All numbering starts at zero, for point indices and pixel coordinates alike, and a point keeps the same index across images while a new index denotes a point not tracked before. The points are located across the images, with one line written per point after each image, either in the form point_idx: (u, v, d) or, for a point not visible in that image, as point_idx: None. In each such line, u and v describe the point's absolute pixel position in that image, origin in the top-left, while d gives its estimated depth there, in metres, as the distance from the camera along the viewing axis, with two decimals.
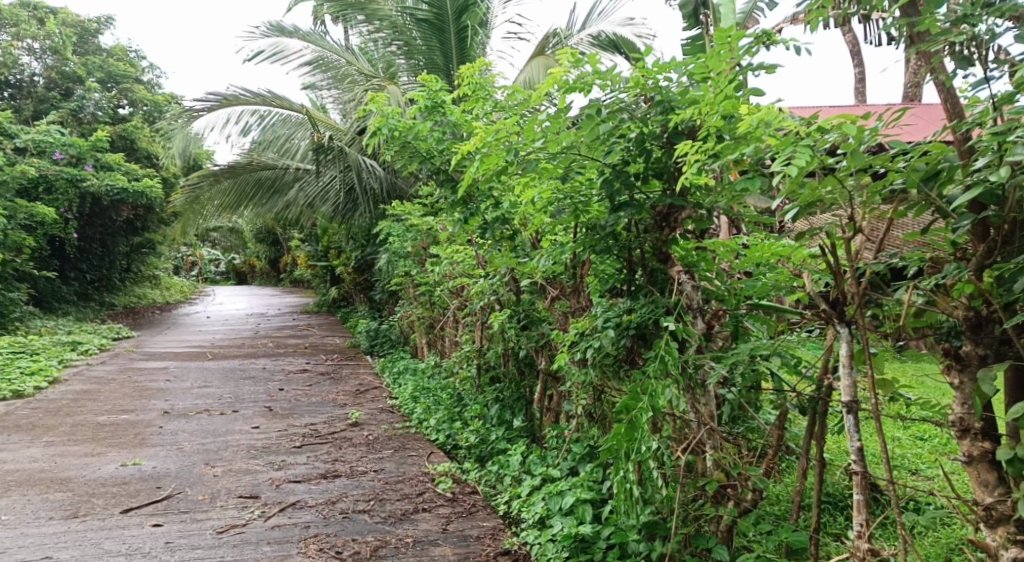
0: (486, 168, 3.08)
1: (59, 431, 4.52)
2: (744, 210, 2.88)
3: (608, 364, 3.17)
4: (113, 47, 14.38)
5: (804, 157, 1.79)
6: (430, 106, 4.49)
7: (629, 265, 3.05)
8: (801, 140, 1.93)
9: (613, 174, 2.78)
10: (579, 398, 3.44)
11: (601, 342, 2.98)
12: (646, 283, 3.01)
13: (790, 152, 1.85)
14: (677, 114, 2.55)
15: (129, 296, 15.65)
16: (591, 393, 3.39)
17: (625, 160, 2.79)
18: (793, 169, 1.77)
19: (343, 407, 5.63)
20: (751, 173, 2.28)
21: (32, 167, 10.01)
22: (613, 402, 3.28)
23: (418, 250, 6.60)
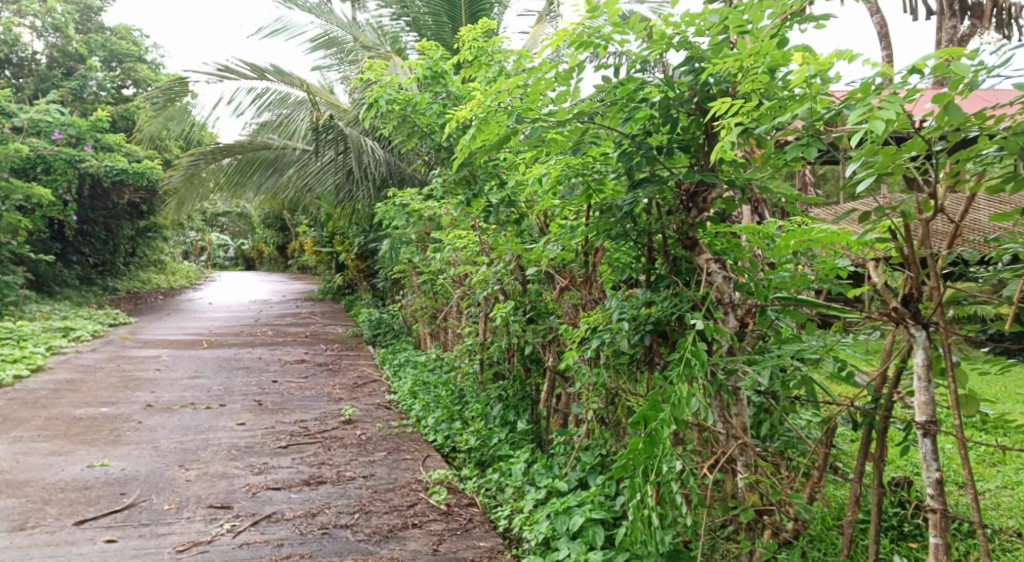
0: (485, 137, 2.67)
1: (30, 424, 4.20)
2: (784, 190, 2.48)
3: (622, 363, 2.82)
4: (117, 26, 14.10)
5: (891, 110, 1.39)
6: (430, 77, 4.14)
7: (648, 254, 2.70)
8: (878, 91, 1.53)
9: (634, 147, 2.42)
10: (590, 402, 3.09)
11: (616, 340, 2.63)
12: (668, 273, 2.64)
13: (869, 103, 1.46)
14: (714, 68, 2.15)
15: (133, 280, 15.43)
16: (602, 397, 3.04)
17: (647, 130, 2.45)
18: (876, 124, 1.37)
19: (338, 401, 5.32)
20: (804, 139, 1.87)
21: (27, 146, 9.71)
22: (628, 407, 2.95)
23: (421, 237, 6.27)
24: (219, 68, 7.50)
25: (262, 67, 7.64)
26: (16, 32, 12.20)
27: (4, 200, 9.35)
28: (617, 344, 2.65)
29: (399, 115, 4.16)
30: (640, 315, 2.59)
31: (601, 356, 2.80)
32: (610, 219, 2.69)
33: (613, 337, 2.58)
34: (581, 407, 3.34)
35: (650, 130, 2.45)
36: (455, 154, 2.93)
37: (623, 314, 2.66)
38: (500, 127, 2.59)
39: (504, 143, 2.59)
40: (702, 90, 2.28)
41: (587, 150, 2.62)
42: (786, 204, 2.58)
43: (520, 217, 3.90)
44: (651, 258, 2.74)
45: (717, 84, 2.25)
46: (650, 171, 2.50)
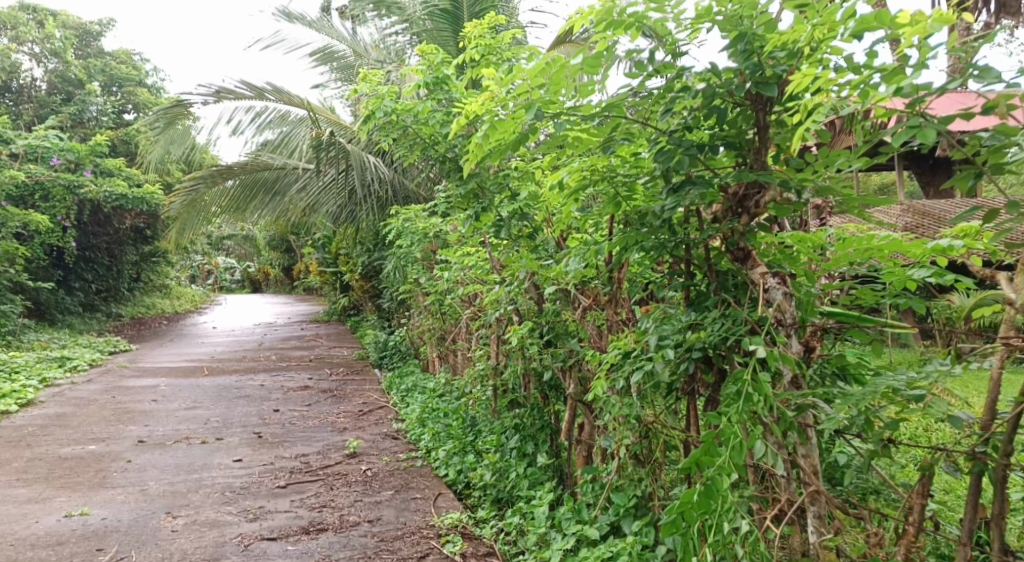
0: (499, 135, 2.34)
1: (10, 466, 3.85)
2: (839, 190, 2.30)
3: (657, 387, 2.59)
4: (116, 50, 14.22)
5: None
6: (432, 82, 3.84)
7: (687, 268, 2.52)
8: None
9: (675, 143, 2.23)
10: (620, 438, 2.91)
11: (655, 368, 2.41)
12: (715, 290, 2.44)
13: None
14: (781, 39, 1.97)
15: (137, 306, 15.20)
16: (634, 427, 2.80)
17: (687, 126, 2.28)
18: None
19: (342, 431, 4.98)
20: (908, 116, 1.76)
21: (22, 172, 9.52)
22: (664, 442, 2.80)
23: (427, 255, 5.95)
24: (217, 89, 7.28)
25: (260, 87, 7.46)
26: (14, 58, 12.16)
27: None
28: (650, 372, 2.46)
29: (399, 126, 3.89)
30: (686, 341, 2.37)
31: (634, 382, 2.60)
32: (640, 231, 2.50)
33: (652, 365, 2.37)
34: (610, 437, 3.10)
35: (691, 123, 2.27)
36: (465, 162, 2.62)
37: (663, 337, 2.44)
38: (516, 124, 2.30)
39: (522, 144, 2.30)
40: (753, 74, 2.03)
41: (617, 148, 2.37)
42: (846, 205, 2.35)
43: (534, 230, 3.63)
44: (689, 272, 2.53)
45: (773, 65, 2.00)
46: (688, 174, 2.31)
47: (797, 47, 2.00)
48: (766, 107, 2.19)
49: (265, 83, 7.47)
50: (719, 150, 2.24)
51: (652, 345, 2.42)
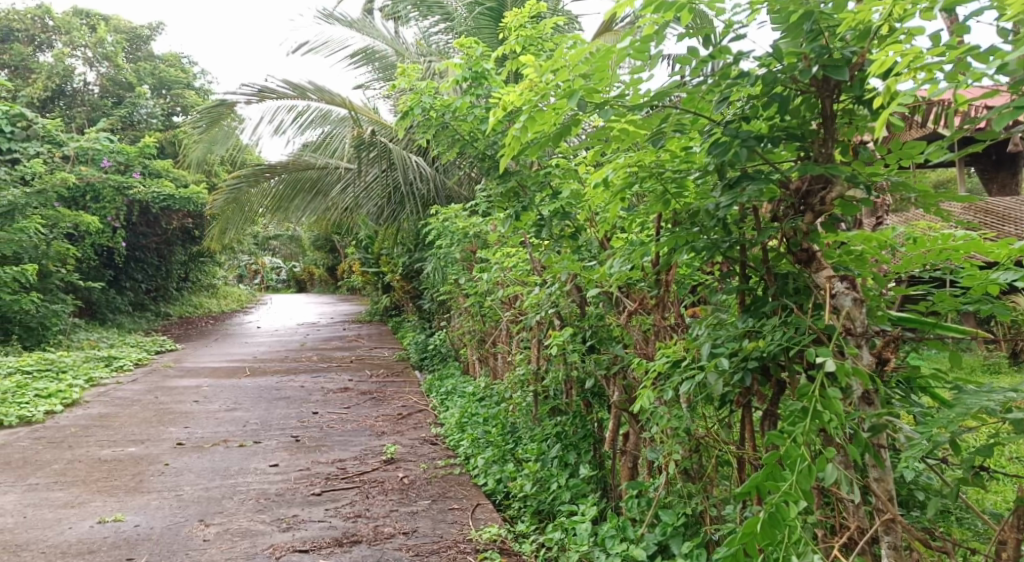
0: (539, 128, 2.18)
1: (50, 468, 3.87)
2: (914, 185, 2.08)
3: (709, 400, 2.38)
4: (165, 54, 14.71)
5: None
6: (470, 78, 3.65)
7: (742, 270, 2.31)
8: None
9: (727, 132, 2.02)
10: (668, 452, 2.72)
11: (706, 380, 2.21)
12: (773, 295, 2.23)
13: None
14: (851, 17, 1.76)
15: (186, 305, 15.56)
16: (683, 442, 2.60)
17: (745, 116, 2.08)
18: None
19: (380, 436, 4.89)
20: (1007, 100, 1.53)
21: (73, 175, 9.81)
22: (716, 457, 2.60)
23: (466, 255, 5.82)
24: (259, 89, 7.29)
25: (302, 87, 7.39)
26: (68, 62, 12.61)
27: (52, 228, 9.52)
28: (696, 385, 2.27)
29: (437, 123, 3.78)
30: (742, 351, 2.17)
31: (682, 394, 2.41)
32: (689, 231, 2.30)
33: (702, 377, 2.17)
34: (656, 451, 2.91)
35: (750, 113, 2.05)
36: (502, 157, 2.46)
37: (717, 346, 2.23)
38: (556, 115, 2.14)
39: (562, 136, 2.14)
40: (819, 56, 1.86)
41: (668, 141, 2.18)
42: (921, 202, 2.14)
43: (575, 230, 3.46)
44: (745, 276, 2.32)
45: (843, 46, 1.84)
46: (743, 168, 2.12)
47: (869, 27, 1.85)
48: (834, 94, 1.99)
49: (307, 82, 7.42)
50: (781, 141, 2.04)
51: (702, 354, 2.23)
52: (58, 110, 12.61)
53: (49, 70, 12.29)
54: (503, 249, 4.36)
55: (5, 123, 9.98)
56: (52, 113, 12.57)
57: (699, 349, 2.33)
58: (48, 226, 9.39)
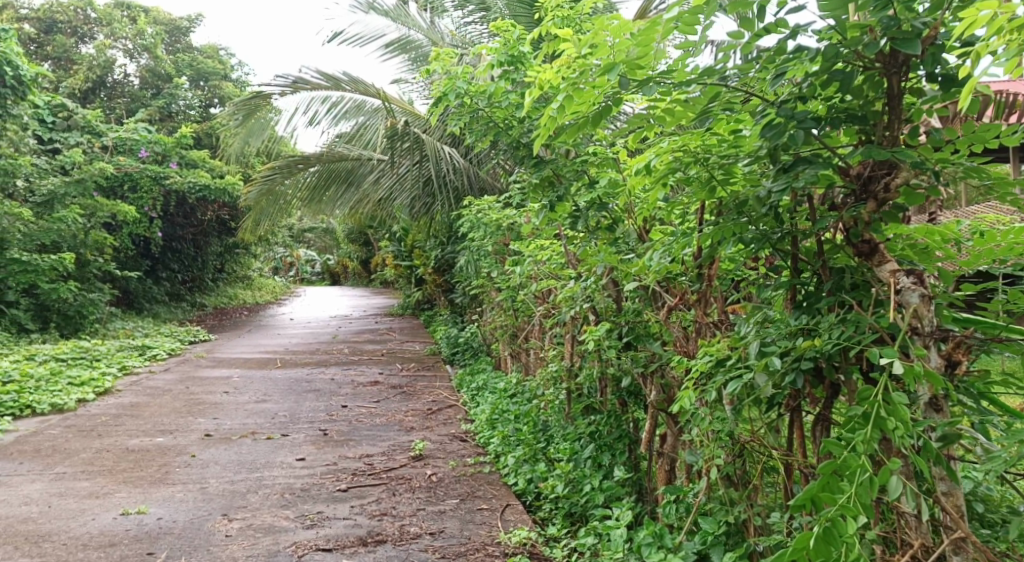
0: (575, 108, 2.03)
1: (77, 458, 3.89)
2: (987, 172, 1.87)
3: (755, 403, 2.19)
4: (204, 46, 15.00)
5: None
6: (507, 62, 3.51)
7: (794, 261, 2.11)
8: None
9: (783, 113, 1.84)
10: (710, 457, 2.53)
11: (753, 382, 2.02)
12: (826, 288, 2.02)
13: None
14: None
15: (221, 296, 15.81)
16: (727, 446, 2.41)
17: (801, 95, 1.89)
18: None
19: (409, 431, 4.79)
20: None
21: (110, 166, 10.04)
22: (762, 463, 2.41)
23: (499, 248, 5.69)
24: (293, 79, 7.29)
25: (336, 78, 7.42)
26: (110, 54, 12.96)
27: (90, 217, 9.78)
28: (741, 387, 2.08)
29: (470, 110, 3.66)
30: (794, 350, 1.96)
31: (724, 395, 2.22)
32: (736, 221, 2.13)
33: (750, 378, 1.98)
34: (695, 454, 2.72)
35: (808, 92, 1.86)
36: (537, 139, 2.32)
37: (766, 345, 2.03)
38: (594, 95, 1.99)
39: (600, 118, 1.99)
40: (888, 27, 1.68)
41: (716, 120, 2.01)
42: (997, 189, 1.92)
43: (612, 222, 3.29)
44: (797, 272, 2.12)
45: (914, 15, 1.65)
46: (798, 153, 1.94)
47: None
48: (902, 72, 1.78)
49: (341, 72, 7.46)
50: (841, 124, 1.85)
51: (750, 353, 2.04)
52: (98, 101, 12.92)
53: (91, 61, 12.61)
54: (537, 241, 4.22)
55: (46, 113, 10.38)
56: (93, 103, 12.88)
57: (745, 348, 2.15)
58: (85, 215, 9.63)
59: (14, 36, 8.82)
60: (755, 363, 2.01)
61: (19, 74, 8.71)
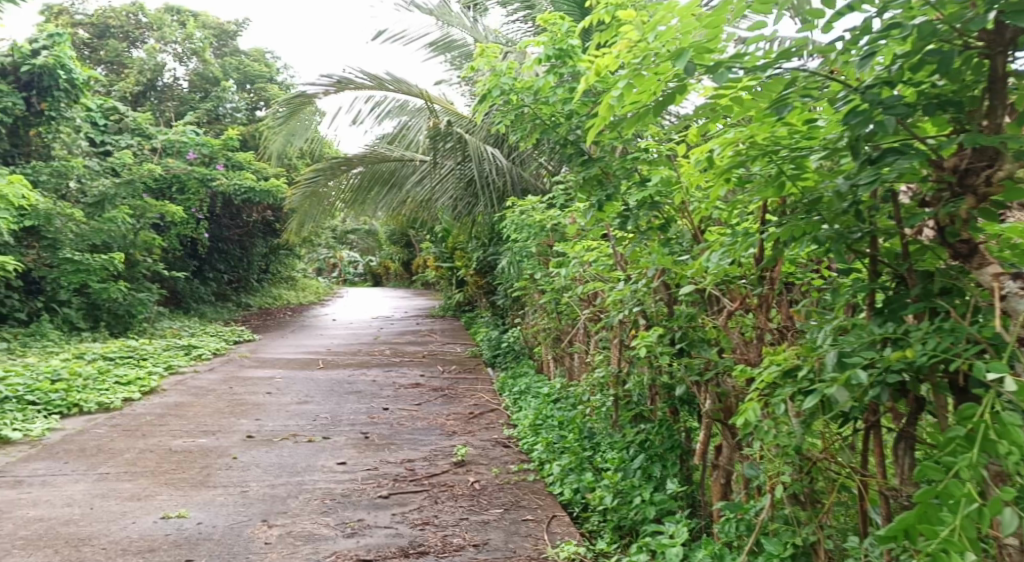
0: (636, 97, 1.86)
1: (120, 459, 3.98)
2: None
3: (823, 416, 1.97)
4: (251, 49, 15.38)
5: None
6: (555, 57, 3.36)
7: (871, 264, 1.91)
8: None
9: (867, 96, 1.63)
10: (778, 477, 2.24)
11: (828, 399, 1.77)
12: (913, 293, 1.80)
13: None
14: None
15: (266, 296, 16.11)
16: (794, 462, 2.19)
17: (888, 78, 1.67)
18: None
19: (451, 436, 4.69)
20: None
21: (158, 168, 10.47)
22: (834, 483, 2.18)
23: (543, 249, 5.56)
24: (337, 79, 7.30)
25: (380, 77, 7.34)
26: (159, 58, 13.44)
27: (140, 218, 10.06)
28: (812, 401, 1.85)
29: (515, 105, 3.52)
30: (879, 361, 1.71)
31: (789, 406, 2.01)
32: (810, 219, 1.92)
33: (826, 393, 1.73)
34: (757, 468, 2.51)
35: (896, 75, 1.65)
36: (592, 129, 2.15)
37: (846, 354, 1.78)
38: (656, 82, 1.80)
39: (662, 107, 1.80)
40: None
41: (792, 109, 1.73)
42: None
43: (665, 221, 3.11)
44: (875, 273, 1.91)
45: None
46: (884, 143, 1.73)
47: None
48: (1007, 52, 1.59)
49: (385, 72, 7.37)
50: (936, 110, 1.64)
51: (826, 364, 1.79)
52: (149, 103, 13.36)
53: (141, 65, 13.08)
54: (584, 242, 4.06)
55: (97, 116, 10.90)
56: (144, 106, 13.31)
57: (818, 358, 1.89)
58: (134, 216, 9.90)
59: (68, 40, 9.28)
60: (832, 377, 1.76)
61: (73, 77, 9.29)
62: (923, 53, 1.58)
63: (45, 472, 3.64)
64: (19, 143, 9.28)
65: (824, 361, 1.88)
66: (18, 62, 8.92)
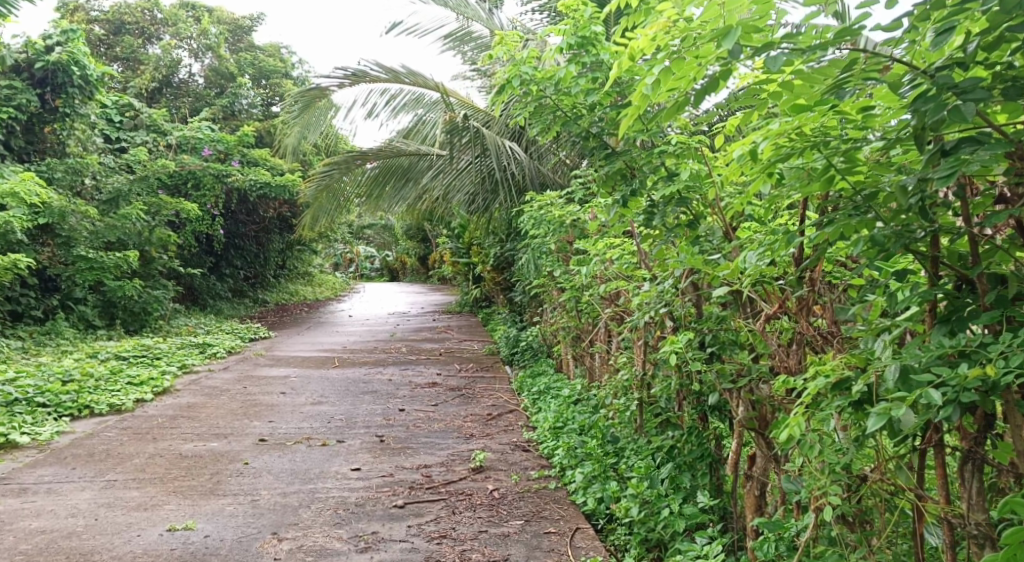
0: (672, 83, 1.65)
1: (130, 464, 3.94)
2: None
3: (875, 432, 1.71)
4: (265, 44, 15.36)
5: None
6: (577, 46, 3.18)
7: (934, 265, 1.59)
8: None
9: (933, 74, 1.34)
10: (816, 496, 1.97)
11: (893, 420, 1.49)
12: (984, 294, 1.50)
13: None
14: None
15: (282, 292, 16.12)
16: (841, 480, 1.90)
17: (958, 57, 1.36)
18: None
19: (468, 439, 4.54)
20: None
21: (171, 164, 10.47)
22: (882, 506, 1.91)
23: (562, 246, 5.37)
24: (353, 72, 7.23)
25: (395, 70, 7.27)
26: (175, 55, 13.50)
27: (155, 215, 10.09)
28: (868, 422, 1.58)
29: (536, 96, 3.32)
30: (952, 380, 1.42)
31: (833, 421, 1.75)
32: (861, 218, 1.64)
33: (892, 415, 1.45)
34: (795, 483, 2.24)
35: (969, 57, 1.32)
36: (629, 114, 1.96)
37: (913, 370, 1.49)
38: (695, 68, 1.61)
39: (703, 96, 1.60)
40: None
41: (850, 95, 1.46)
42: None
43: (693, 218, 2.92)
44: (933, 281, 1.60)
45: None
46: (953, 134, 1.42)
47: None
48: None
49: (399, 65, 7.32)
50: (1018, 95, 1.29)
51: (887, 379, 1.50)
52: (163, 100, 13.40)
53: (157, 62, 13.14)
54: (606, 239, 3.86)
55: (113, 112, 10.94)
56: (160, 103, 13.39)
57: (875, 372, 1.61)
58: (149, 213, 9.95)
59: (82, 36, 9.29)
60: (897, 395, 1.48)
61: (87, 73, 9.26)
62: (1002, 28, 1.26)
63: (51, 480, 3.63)
64: (34, 140, 9.26)
65: (883, 375, 1.59)
66: (33, 59, 8.92)
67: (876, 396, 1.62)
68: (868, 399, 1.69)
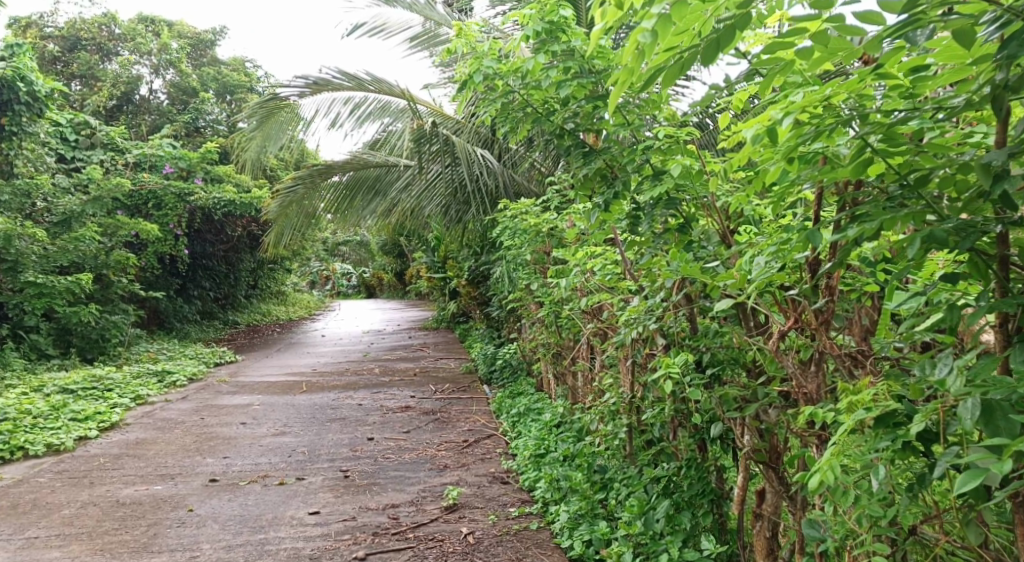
0: (672, 39, 1.30)
1: (59, 515, 3.48)
2: None
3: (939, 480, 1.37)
4: (229, 59, 15.00)
5: None
6: (545, 33, 2.81)
7: (1006, 267, 1.28)
8: None
9: None
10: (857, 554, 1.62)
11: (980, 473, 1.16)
12: None
13: None
14: None
15: (254, 313, 15.58)
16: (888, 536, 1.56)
17: None
18: None
19: (442, 471, 4.15)
20: None
21: (128, 181, 9.88)
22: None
23: (540, 256, 4.99)
24: (313, 80, 6.84)
25: (359, 77, 6.94)
26: (135, 71, 13.06)
27: (111, 236, 9.58)
28: (934, 473, 1.26)
29: (502, 91, 2.94)
30: None
31: (880, 465, 1.43)
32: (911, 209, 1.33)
33: (989, 470, 1.11)
34: (817, 526, 1.86)
35: None
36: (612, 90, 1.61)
37: (1001, 406, 1.16)
38: (701, 18, 1.29)
39: (711, 54, 1.28)
40: None
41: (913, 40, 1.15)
42: None
43: (683, 222, 2.59)
44: (1005, 290, 1.28)
45: None
46: None
47: None
48: None
49: (364, 73, 7.00)
50: None
51: (966, 418, 1.17)
52: (123, 117, 12.99)
53: (115, 78, 12.72)
54: (586, 248, 3.52)
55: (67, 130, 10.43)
56: (119, 121, 12.93)
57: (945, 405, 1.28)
58: (105, 234, 9.42)
59: (28, 51, 8.78)
60: (989, 443, 1.14)
61: (35, 90, 8.65)
62: None
63: None
64: None
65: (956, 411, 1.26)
66: None
67: (945, 436, 1.29)
68: (929, 437, 1.36)
